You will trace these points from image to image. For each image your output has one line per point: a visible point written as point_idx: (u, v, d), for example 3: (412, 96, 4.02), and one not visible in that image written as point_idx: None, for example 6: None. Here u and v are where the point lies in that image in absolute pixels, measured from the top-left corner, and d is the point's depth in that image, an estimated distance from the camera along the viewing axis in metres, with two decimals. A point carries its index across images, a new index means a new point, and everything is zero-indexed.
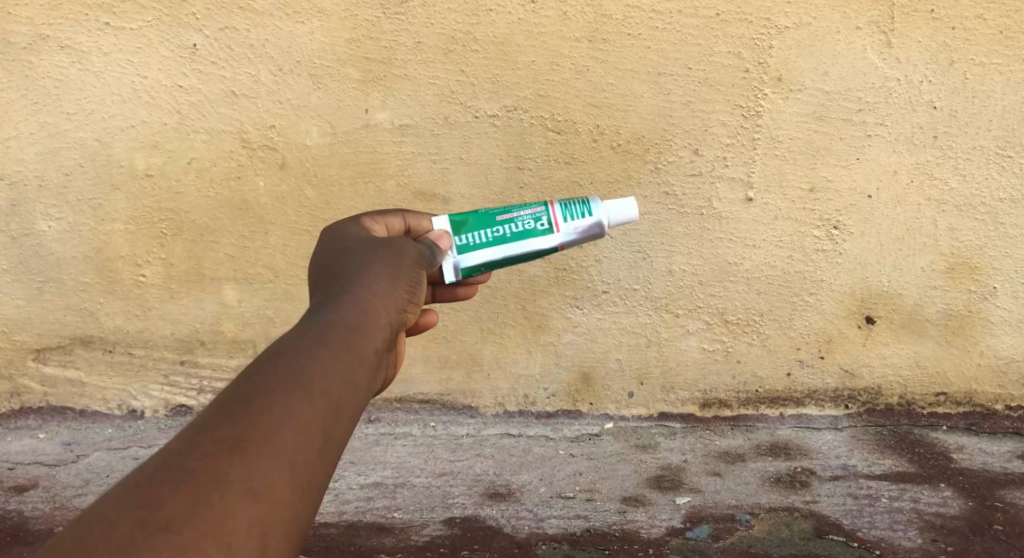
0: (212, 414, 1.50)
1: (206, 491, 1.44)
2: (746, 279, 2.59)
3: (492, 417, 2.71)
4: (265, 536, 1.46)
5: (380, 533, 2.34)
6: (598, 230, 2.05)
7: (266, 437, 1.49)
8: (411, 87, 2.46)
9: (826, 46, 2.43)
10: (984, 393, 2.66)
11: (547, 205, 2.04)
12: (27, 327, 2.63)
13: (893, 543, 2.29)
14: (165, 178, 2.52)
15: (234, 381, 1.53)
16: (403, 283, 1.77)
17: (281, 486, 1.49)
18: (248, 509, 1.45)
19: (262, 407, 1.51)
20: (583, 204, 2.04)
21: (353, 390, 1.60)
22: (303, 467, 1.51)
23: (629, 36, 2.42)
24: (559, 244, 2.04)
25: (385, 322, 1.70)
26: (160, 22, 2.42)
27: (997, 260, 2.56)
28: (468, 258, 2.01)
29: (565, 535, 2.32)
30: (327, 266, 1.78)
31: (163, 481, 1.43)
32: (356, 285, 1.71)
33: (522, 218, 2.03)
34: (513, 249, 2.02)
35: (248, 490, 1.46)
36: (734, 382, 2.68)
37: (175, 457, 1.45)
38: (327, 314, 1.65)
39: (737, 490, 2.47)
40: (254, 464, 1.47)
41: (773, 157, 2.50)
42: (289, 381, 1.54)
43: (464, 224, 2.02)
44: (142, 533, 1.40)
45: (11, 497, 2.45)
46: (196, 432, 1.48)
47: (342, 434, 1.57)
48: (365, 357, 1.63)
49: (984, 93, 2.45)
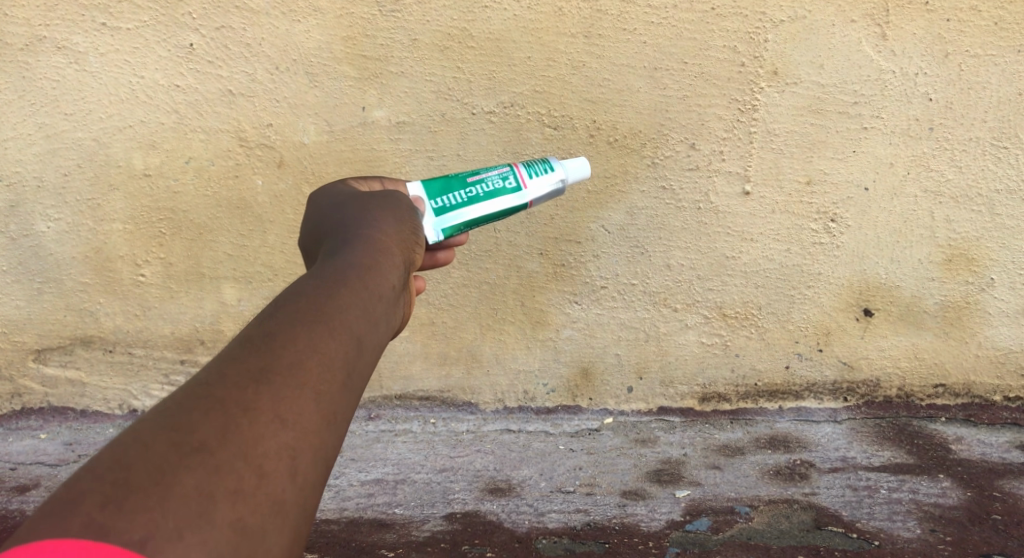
0: (236, 348, 1.52)
1: (236, 417, 1.46)
2: (744, 273, 2.60)
3: (492, 413, 2.72)
4: (295, 461, 1.47)
5: (380, 529, 2.34)
6: (561, 187, 2.11)
7: (291, 368, 1.51)
8: (407, 84, 2.46)
9: (820, 39, 2.43)
10: (982, 385, 2.67)
11: (512, 165, 2.08)
12: (28, 328, 2.64)
13: (892, 534, 2.30)
14: (163, 177, 2.53)
15: (257, 319, 1.55)
16: (407, 227, 1.82)
17: (308, 414, 1.50)
18: (278, 434, 1.47)
19: (286, 341, 1.53)
20: (544, 163, 2.10)
21: (374, 326, 1.62)
22: (329, 396, 1.52)
23: (623, 31, 2.43)
24: (530, 201, 2.08)
25: (399, 261, 1.72)
26: (157, 22, 2.42)
27: (994, 251, 2.57)
28: (447, 220, 2.02)
29: (565, 529, 2.33)
30: (330, 218, 1.80)
31: (193, 407, 1.45)
32: (365, 230, 1.73)
33: (490, 179, 2.06)
34: (488, 207, 2.04)
35: (276, 416, 1.47)
36: (733, 376, 2.69)
37: (204, 386, 1.47)
38: (342, 255, 1.67)
39: (737, 483, 2.48)
40: (281, 393, 1.49)
41: (769, 150, 2.51)
42: (311, 315, 1.56)
43: (436, 188, 2.02)
44: (176, 454, 1.42)
45: (13, 498, 2.46)
46: (222, 364, 1.50)
47: (365, 367, 1.59)
48: (384, 293, 1.65)
49: (978, 85, 2.45)
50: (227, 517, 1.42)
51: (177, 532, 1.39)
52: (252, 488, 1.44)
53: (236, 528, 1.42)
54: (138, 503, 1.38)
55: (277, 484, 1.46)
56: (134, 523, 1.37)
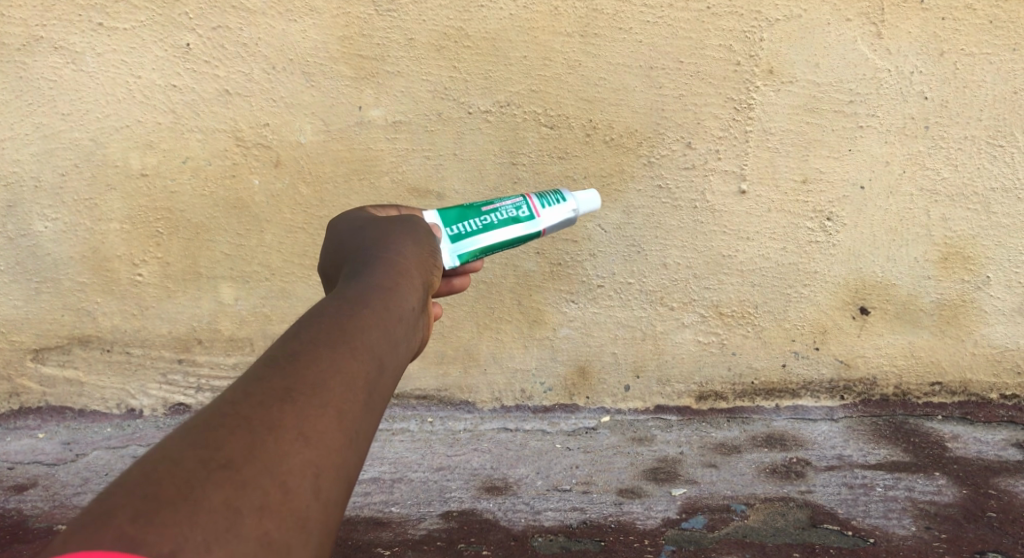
0: (261, 367, 1.52)
1: (261, 434, 1.46)
2: (740, 271, 2.61)
3: (490, 412, 2.72)
4: (318, 478, 1.48)
5: (377, 528, 2.35)
6: (572, 219, 2.12)
7: (314, 387, 1.51)
8: (404, 84, 2.47)
9: (816, 37, 2.43)
10: (979, 383, 2.68)
11: (525, 196, 2.09)
12: (26, 327, 2.64)
13: (887, 531, 2.30)
14: (161, 177, 2.53)
15: (281, 338, 1.55)
16: (425, 248, 1.82)
17: (332, 432, 1.50)
18: (301, 451, 1.47)
19: (309, 360, 1.53)
20: (556, 194, 2.11)
21: (394, 347, 1.62)
22: (351, 415, 1.52)
23: (619, 30, 2.43)
24: (543, 230, 2.09)
25: (418, 283, 1.72)
26: (153, 22, 2.42)
27: (990, 249, 2.57)
28: (463, 246, 2.01)
29: (561, 528, 2.34)
30: (350, 240, 1.81)
31: (220, 424, 1.45)
32: (385, 251, 1.74)
33: (504, 208, 2.06)
34: (502, 235, 2.04)
35: (300, 434, 1.48)
36: (729, 375, 2.70)
37: (230, 403, 1.47)
38: (363, 277, 1.67)
39: (733, 481, 2.48)
40: (305, 412, 1.49)
41: (765, 149, 2.51)
42: (334, 335, 1.56)
43: (453, 215, 2.02)
44: (204, 470, 1.42)
45: (11, 496, 2.47)
46: (248, 382, 1.50)
47: (386, 388, 1.59)
48: (404, 314, 1.65)
49: (974, 83, 2.46)
50: (253, 531, 1.42)
51: (205, 546, 1.39)
52: (277, 504, 1.44)
53: (262, 543, 1.42)
54: (167, 517, 1.39)
55: (301, 500, 1.46)
56: (164, 536, 1.38)
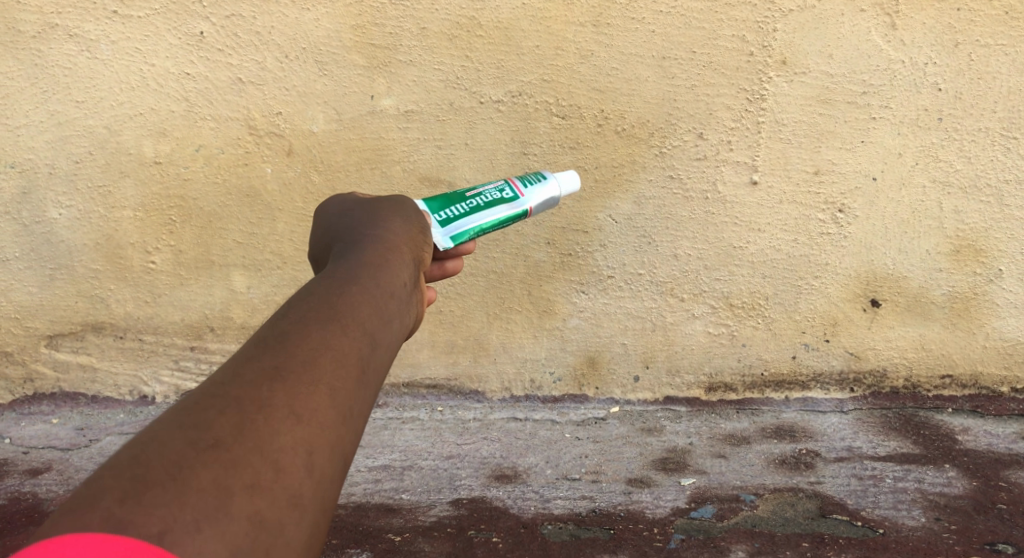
0: (250, 349, 1.52)
1: (251, 413, 1.46)
2: (752, 263, 2.61)
3: (499, 402, 2.73)
4: (311, 455, 1.47)
5: (387, 514, 2.36)
6: (556, 198, 2.12)
7: (305, 365, 1.51)
8: (416, 73, 2.47)
9: (830, 28, 2.43)
10: (990, 376, 2.68)
11: (506, 181, 2.10)
12: (40, 313, 2.66)
13: (897, 522, 2.30)
14: (174, 165, 2.55)
15: (270, 320, 1.56)
16: (415, 228, 1.83)
17: (324, 409, 1.50)
18: (293, 429, 1.47)
19: (298, 339, 1.53)
20: (537, 175, 2.13)
21: (386, 324, 1.62)
22: (344, 392, 1.52)
23: (632, 20, 2.43)
24: (530, 209, 2.08)
25: (407, 261, 1.73)
26: (168, 10, 2.43)
27: (1003, 242, 2.57)
28: (456, 228, 1.98)
29: (571, 516, 2.34)
30: (339, 223, 1.81)
31: (209, 405, 1.45)
32: (373, 232, 1.75)
33: (487, 192, 2.06)
34: (492, 216, 2.03)
35: (291, 412, 1.48)
36: (740, 366, 2.70)
37: (220, 385, 1.48)
38: (352, 257, 1.68)
39: (742, 471, 2.48)
40: (296, 390, 1.49)
41: (777, 140, 2.51)
42: (323, 314, 1.57)
43: (437, 203, 1.99)
44: (193, 450, 1.42)
45: (25, 480, 2.49)
46: (237, 364, 1.50)
47: (379, 365, 1.59)
48: (395, 291, 1.66)
49: (989, 75, 2.45)
50: (245, 510, 1.42)
51: (195, 525, 1.39)
52: (269, 482, 1.44)
53: (254, 522, 1.42)
54: (156, 498, 1.39)
55: (294, 478, 1.45)
56: (152, 517, 1.38)
